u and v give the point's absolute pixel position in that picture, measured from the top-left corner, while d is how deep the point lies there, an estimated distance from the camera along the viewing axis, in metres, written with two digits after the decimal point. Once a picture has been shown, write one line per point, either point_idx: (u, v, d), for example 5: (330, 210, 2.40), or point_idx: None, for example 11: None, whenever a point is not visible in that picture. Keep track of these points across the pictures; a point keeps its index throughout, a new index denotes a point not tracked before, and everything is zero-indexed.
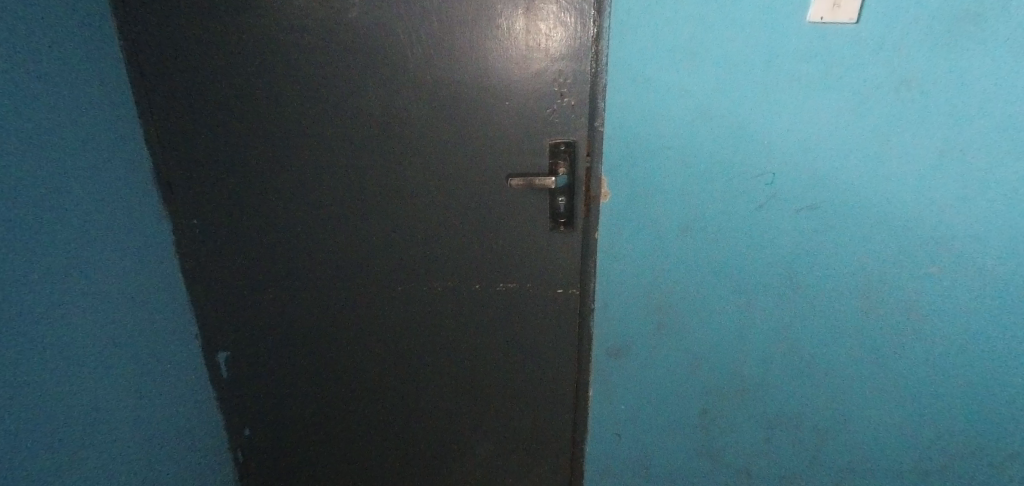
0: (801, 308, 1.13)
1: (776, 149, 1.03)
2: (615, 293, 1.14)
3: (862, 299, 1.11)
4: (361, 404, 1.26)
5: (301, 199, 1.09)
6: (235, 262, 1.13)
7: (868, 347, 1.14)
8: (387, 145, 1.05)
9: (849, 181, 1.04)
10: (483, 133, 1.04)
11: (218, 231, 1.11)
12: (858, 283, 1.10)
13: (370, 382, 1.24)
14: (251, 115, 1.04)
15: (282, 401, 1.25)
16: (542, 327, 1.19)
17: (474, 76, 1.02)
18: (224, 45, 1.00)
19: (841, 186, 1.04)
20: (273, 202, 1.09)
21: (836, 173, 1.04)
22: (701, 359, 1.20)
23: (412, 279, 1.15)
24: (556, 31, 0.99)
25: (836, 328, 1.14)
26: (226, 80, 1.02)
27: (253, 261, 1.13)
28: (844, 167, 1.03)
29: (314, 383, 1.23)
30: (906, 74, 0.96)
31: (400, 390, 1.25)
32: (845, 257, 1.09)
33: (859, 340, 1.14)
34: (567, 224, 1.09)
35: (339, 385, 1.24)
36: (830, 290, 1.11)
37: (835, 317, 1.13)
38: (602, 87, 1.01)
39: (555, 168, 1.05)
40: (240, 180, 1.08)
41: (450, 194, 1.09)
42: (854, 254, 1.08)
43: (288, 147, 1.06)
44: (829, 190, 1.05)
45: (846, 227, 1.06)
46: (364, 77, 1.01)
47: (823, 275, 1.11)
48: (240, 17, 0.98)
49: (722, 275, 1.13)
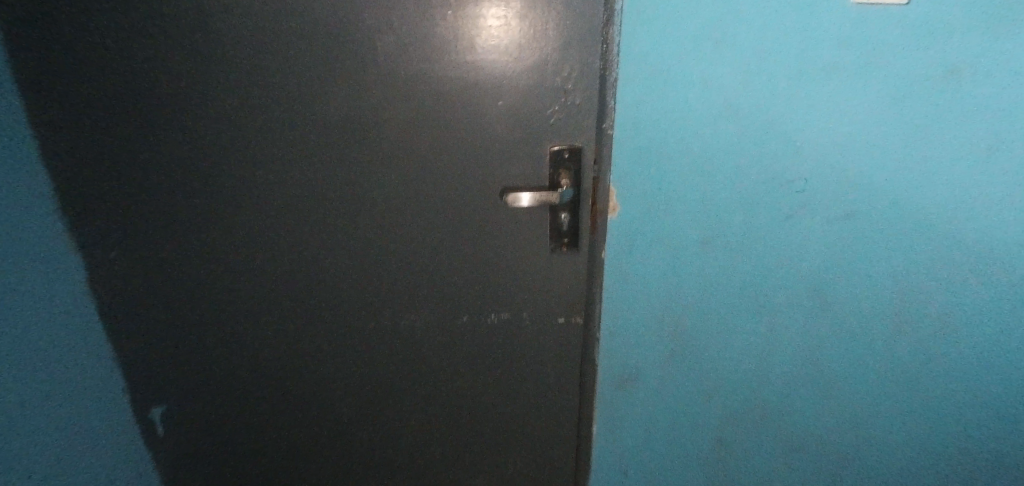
0: (833, 330, 0.98)
1: (813, 151, 0.86)
2: (623, 316, 0.99)
3: (899, 321, 0.97)
4: (335, 452, 1.08)
5: (250, 223, 0.90)
6: (174, 297, 0.94)
7: (903, 369, 1.00)
8: (354, 156, 0.87)
9: (894, 187, 0.88)
10: (471, 140, 0.87)
11: (150, 262, 0.91)
12: (902, 304, 0.95)
13: (344, 426, 1.06)
14: (184, 121, 0.84)
15: (242, 454, 1.06)
16: (540, 361, 1.03)
17: (456, 68, 0.83)
18: (142, 34, 0.79)
19: (892, 192, 0.88)
20: (217, 228, 0.90)
21: (876, 177, 0.87)
22: (717, 386, 1.05)
23: (388, 311, 0.98)
24: (559, 14, 0.80)
25: (869, 352, 1.00)
26: (146, 78, 0.81)
27: (194, 298, 0.94)
28: (885, 172, 0.87)
29: (279, 431, 1.05)
30: (960, 63, 0.81)
31: (380, 435, 1.08)
32: (882, 274, 0.93)
33: (893, 364, 1.00)
34: (570, 244, 0.93)
35: (309, 432, 1.06)
36: (869, 311, 0.97)
37: (869, 340, 0.99)
38: (612, 82, 0.83)
39: (558, 179, 0.88)
40: (174, 199, 0.88)
41: (427, 211, 0.91)
42: (894, 272, 0.93)
43: (230, 163, 0.87)
44: (870, 197, 0.88)
45: (886, 240, 0.91)
46: (322, 74, 0.83)
47: (858, 294, 0.95)
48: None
49: (742, 296, 0.97)
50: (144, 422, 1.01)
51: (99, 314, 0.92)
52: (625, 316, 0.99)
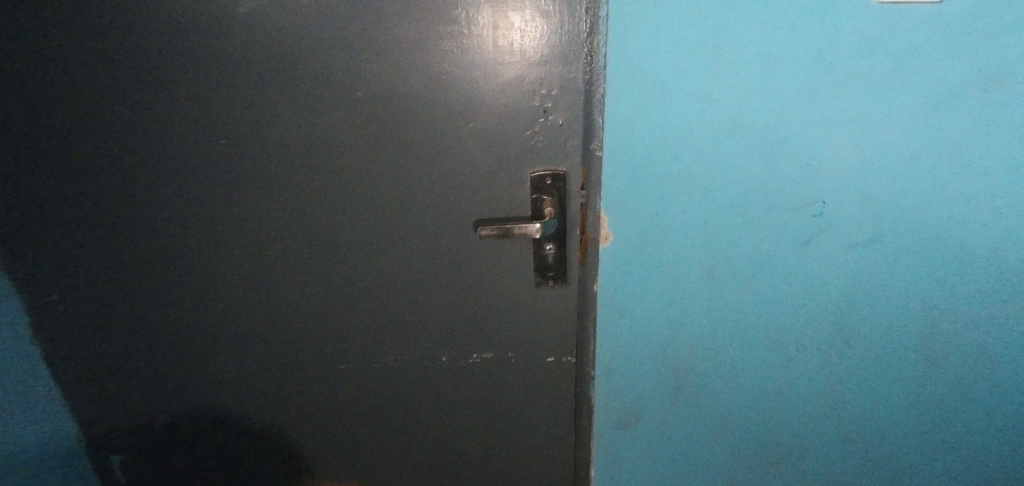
0: (857, 366, 0.88)
1: (831, 170, 0.76)
2: (620, 355, 0.89)
3: (933, 354, 0.86)
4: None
5: (204, 259, 0.83)
6: (128, 342, 0.86)
7: (939, 407, 0.89)
8: (312, 186, 0.79)
9: (925, 208, 0.77)
10: (443, 166, 0.78)
11: (100, 304, 0.84)
12: (933, 337, 0.85)
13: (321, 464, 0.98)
14: (126, 153, 0.76)
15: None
16: (529, 401, 0.94)
17: (423, 87, 0.74)
18: (76, 58, 0.72)
19: (922, 212, 0.77)
20: (169, 264, 0.82)
21: (904, 198, 0.77)
22: (727, 427, 0.94)
23: (360, 350, 0.90)
24: (535, 22, 0.71)
25: (899, 389, 0.89)
26: (84, 107, 0.74)
27: (148, 340, 0.87)
28: (916, 191, 0.76)
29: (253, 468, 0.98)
30: (1003, 68, 0.70)
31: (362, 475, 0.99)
32: (912, 304, 0.83)
33: (927, 401, 0.89)
34: (557, 277, 0.84)
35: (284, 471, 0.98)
36: (898, 343, 0.86)
37: (899, 375, 0.88)
38: (598, 98, 0.73)
39: (540, 207, 0.79)
40: (121, 237, 0.81)
41: (398, 244, 0.83)
42: (925, 301, 0.82)
43: (179, 195, 0.79)
44: (896, 220, 0.78)
45: (916, 266, 0.80)
46: (274, 98, 0.74)
47: (885, 326, 0.84)
48: (93, 21, 0.70)
49: (754, 330, 0.86)
50: (104, 470, 0.94)
51: (48, 361, 0.86)
52: (624, 354, 0.89)
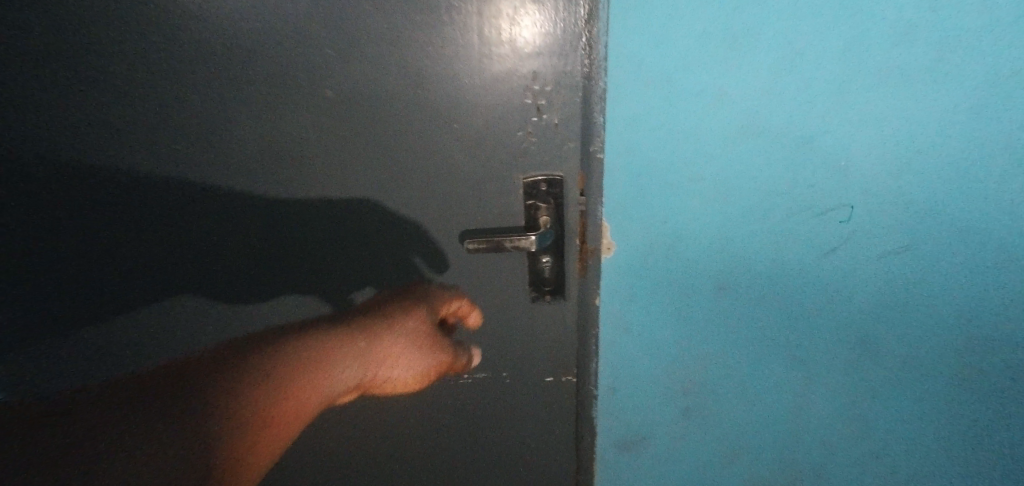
0: (892, 394, 0.77)
1: (866, 176, 0.65)
2: (623, 373, 0.82)
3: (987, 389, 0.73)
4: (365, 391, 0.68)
5: (181, 254, 0.75)
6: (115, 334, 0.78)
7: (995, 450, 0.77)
8: (286, 195, 0.72)
9: (983, 222, 0.65)
10: (429, 172, 0.71)
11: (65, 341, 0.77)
12: (988, 370, 0.72)
13: (375, 338, 0.66)
14: (84, 168, 0.70)
15: (228, 435, 0.60)
16: (526, 422, 0.87)
17: (403, 83, 0.66)
18: (23, 66, 0.66)
19: (975, 224, 0.65)
20: (144, 259, 0.75)
21: (958, 210, 0.65)
22: (741, 449, 0.86)
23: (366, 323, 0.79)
24: (525, 10, 0.63)
25: (943, 424, 0.77)
26: (39, 113, 0.68)
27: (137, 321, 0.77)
28: (972, 201, 0.64)
29: (264, 367, 0.63)
30: None
31: (438, 346, 0.69)
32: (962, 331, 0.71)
33: (980, 441, 0.77)
34: (554, 291, 0.77)
35: (328, 352, 0.65)
36: (941, 372, 0.74)
37: (944, 410, 0.76)
38: (598, 95, 0.65)
39: (534, 216, 0.71)
40: (84, 263, 0.74)
41: (384, 254, 0.76)
42: (979, 328, 0.70)
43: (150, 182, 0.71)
44: (947, 235, 0.66)
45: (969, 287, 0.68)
46: (243, 94, 0.67)
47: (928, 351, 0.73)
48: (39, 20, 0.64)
49: (773, 349, 0.77)
50: None
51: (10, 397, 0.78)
52: (627, 372, 0.81)
